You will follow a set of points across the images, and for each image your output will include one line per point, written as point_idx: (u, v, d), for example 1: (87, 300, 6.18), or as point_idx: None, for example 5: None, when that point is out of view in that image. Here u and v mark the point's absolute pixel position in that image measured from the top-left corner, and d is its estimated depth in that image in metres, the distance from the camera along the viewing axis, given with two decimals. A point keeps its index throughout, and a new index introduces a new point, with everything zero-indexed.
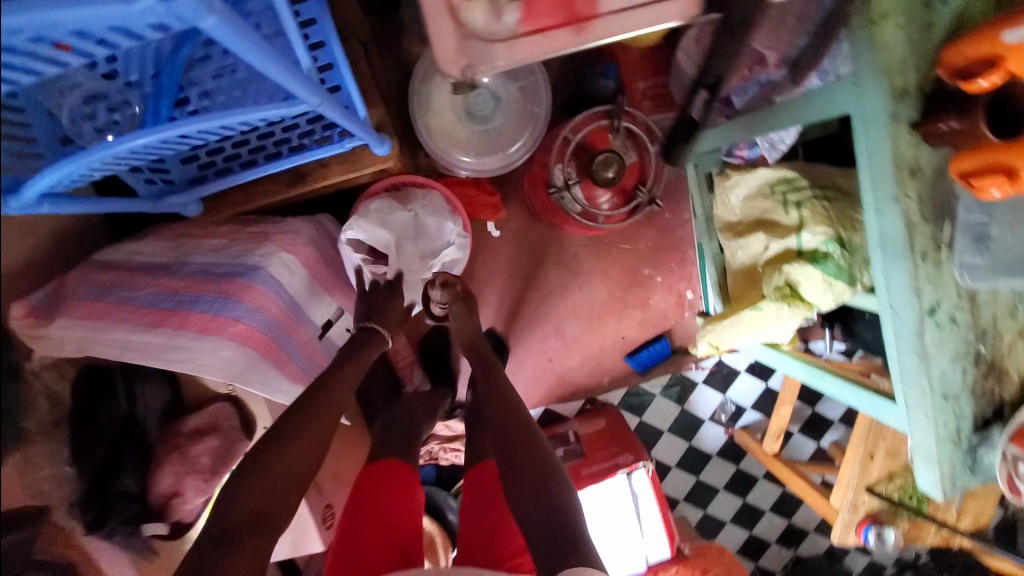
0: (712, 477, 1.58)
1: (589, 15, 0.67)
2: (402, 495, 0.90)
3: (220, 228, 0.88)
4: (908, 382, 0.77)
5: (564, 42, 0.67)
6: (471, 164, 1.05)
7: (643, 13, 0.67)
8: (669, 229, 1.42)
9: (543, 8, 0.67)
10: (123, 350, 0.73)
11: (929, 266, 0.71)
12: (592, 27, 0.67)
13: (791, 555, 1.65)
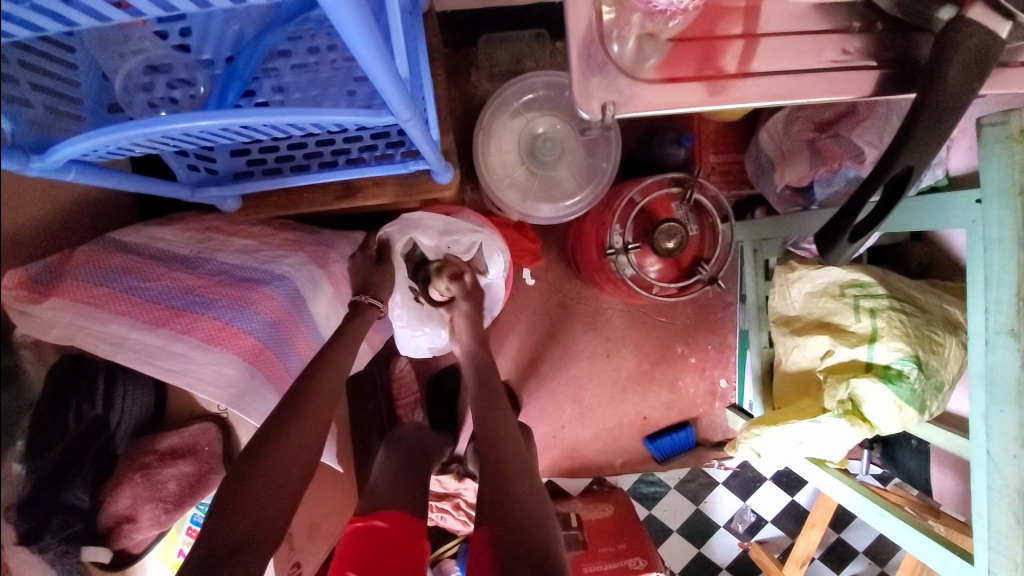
0: None
1: (740, 73, 0.59)
2: (404, 551, 0.79)
3: (252, 229, 0.81)
4: (1005, 545, 0.68)
5: (690, 99, 0.59)
6: (524, 208, 1.00)
7: (807, 80, 0.59)
8: (710, 309, 1.34)
9: (682, 60, 0.61)
10: (119, 343, 0.65)
11: None
12: (737, 86, 0.59)
13: None
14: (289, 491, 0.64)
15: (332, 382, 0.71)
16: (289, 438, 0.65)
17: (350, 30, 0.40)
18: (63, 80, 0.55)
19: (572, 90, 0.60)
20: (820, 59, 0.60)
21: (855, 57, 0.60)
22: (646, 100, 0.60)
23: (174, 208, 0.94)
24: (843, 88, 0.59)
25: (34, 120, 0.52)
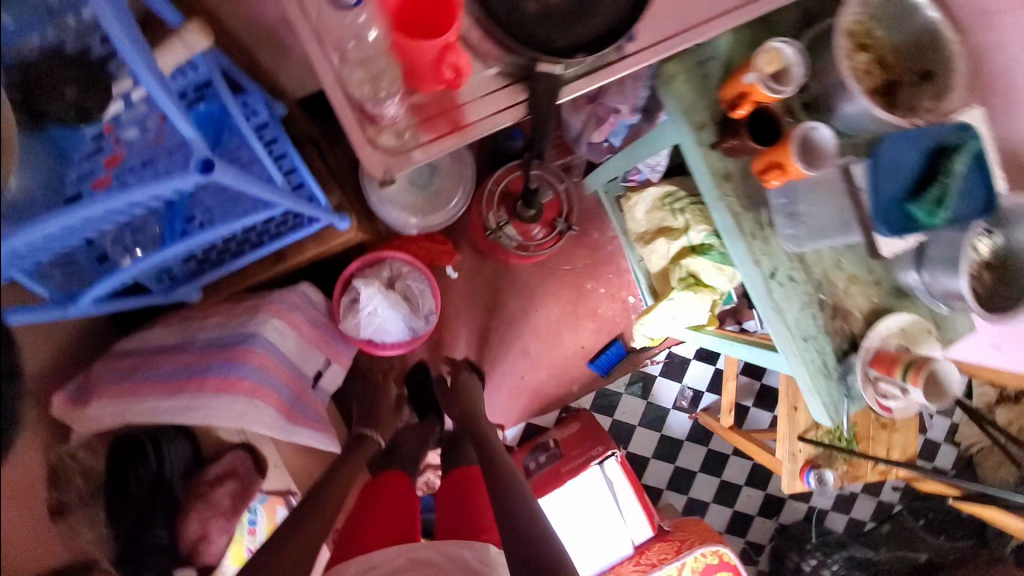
0: (688, 461, 1.82)
1: (457, 127, 0.70)
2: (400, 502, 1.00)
3: (217, 309, 1.06)
4: (776, 334, 0.92)
5: (447, 146, 0.71)
6: (419, 223, 1.28)
7: (502, 93, 0.70)
8: (599, 246, 1.64)
9: (433, 122, 0.71)
10: (181, 416, 0.88)
11: (758, 243, 0.89)
12: (471, 126, 0.71)
13: (775, 524, 1.90)
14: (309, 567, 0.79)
15: (325, 504, 0.93)
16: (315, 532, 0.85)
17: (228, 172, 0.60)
18: (66, 267, 0.76)
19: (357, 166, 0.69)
20: (512, 97, 0.71)
21: (518, 92, 0.71)
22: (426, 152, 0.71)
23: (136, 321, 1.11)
24: (507, 117, 0.71)
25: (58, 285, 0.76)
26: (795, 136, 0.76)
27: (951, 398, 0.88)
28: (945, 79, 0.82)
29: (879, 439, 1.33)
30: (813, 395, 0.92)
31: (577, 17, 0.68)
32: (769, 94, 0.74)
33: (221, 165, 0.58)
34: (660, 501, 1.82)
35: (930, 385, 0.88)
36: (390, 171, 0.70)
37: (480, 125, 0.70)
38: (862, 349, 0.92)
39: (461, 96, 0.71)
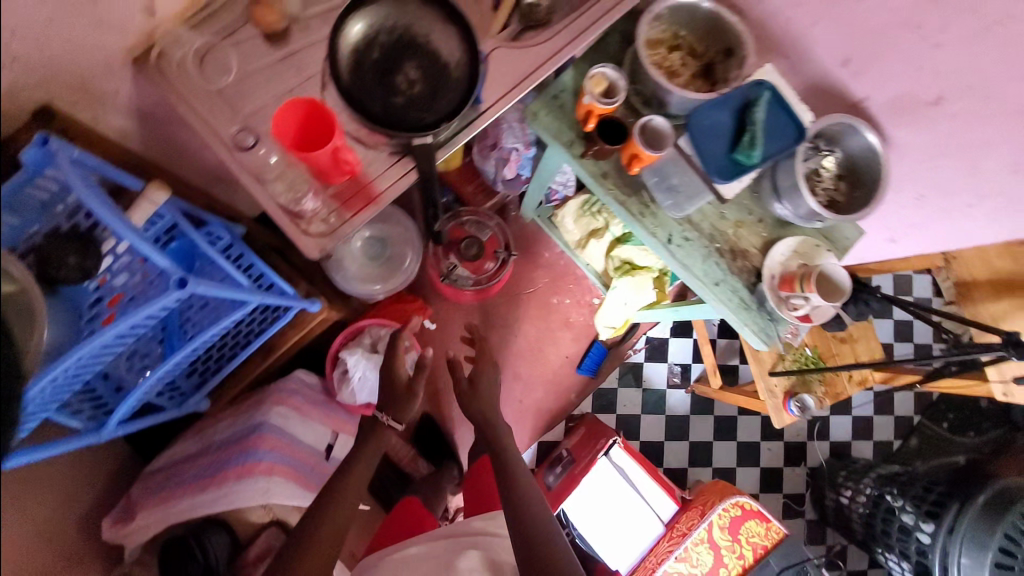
0: (701, 434, 1.88)
1: (372, 201, 0.86)
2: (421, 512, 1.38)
3: (225, 411, 1.20)
4: (692, 288, 1.08)
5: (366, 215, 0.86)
6: (383, 288, 1.45)
7: (395, 164, 0.87)
8: (553, 263, 1.78)
9: (351, 201, 0.85)
10: (212, 505, 1.00)
11: (649, 219, 1.07)
12: (382, 195, 0.86)
13: (805, 470, 1.94)
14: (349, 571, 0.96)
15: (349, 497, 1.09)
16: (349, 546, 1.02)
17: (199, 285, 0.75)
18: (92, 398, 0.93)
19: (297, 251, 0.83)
20: (402, 170, 0.87)
21: (398, 157, 0.87)
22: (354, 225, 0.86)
23: (158, 444, 1.23)
24: (404, 181, 0.87)
25: (87, 416, 0.91)
26: (637, 129, 0.93)
27: (847, 292, 1.02)
28: (742, 51, 1.00)
29: (844, 353, 1.42)
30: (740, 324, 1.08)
31: (434, 95, 0.85)
32: (601, 108, 0.95)
33: (193, 278, 0.73)
34: (689, 480, 1.86)
35: (823, 287, 1.02)
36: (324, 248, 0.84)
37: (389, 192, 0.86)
38: (766, 277, 1.07)
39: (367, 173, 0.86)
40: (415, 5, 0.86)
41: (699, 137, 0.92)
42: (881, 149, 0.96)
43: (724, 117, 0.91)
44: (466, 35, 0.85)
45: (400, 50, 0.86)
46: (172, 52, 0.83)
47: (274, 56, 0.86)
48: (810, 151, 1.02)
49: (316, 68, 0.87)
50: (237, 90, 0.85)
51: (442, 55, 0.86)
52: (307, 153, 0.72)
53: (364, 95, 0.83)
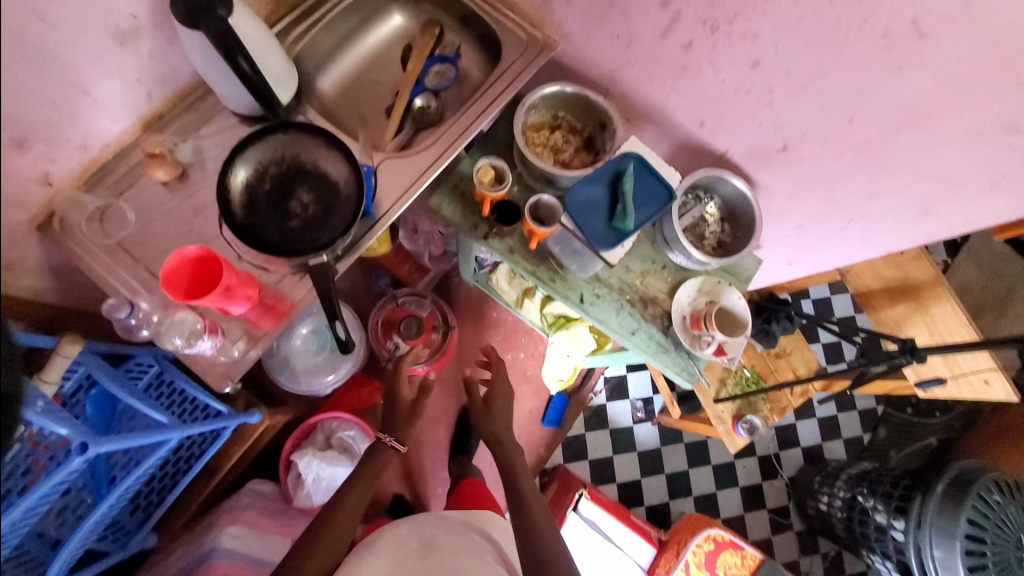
0: (676, 464, 1.80)
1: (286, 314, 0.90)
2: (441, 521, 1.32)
3: (176, 541, 1.16)
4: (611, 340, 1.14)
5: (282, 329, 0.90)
6: (334, 379, 1.43)
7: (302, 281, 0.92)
8: (500, 322, 1.70)
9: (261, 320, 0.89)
10: None
11: (558, 283, 1.13)
12: (294, 310, 0.91)
13: (785, 481, 1.87)
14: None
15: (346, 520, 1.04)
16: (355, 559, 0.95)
17: (103, 443, 0.75)
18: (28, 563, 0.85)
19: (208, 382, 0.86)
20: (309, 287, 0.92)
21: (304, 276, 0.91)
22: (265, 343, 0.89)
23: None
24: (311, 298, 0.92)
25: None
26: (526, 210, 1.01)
27: (747, 326, 1.09)
28: (612, 126, 1.12)
29: (781, 369, 1.45)
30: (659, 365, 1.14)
31: (329, 215, 0.90)
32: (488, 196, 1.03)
33: (94, 442, 0.74)
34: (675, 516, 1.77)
35: (725, 322, 1.10)
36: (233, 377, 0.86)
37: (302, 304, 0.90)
38: (677, 319, 1.13)
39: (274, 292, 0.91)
40: (297, 135, 0.92)
41: (577, 214, 0.99)
42: (752, 195, 1.05)
43: (598, 195, 1.00)
44: (349, 156, 0.91)
45: (291, 178, 0.91)
46: (72, 215, 0.88)
47: (172, 201, 0.91)
48: (694, 202, 1.12)
49: (213, 206, 0.92)
50: (135, 239, 0.89)
51: (332, 176, 0.92)
52: (198, 299, 0.75)
53: (262, 227, 0.88)
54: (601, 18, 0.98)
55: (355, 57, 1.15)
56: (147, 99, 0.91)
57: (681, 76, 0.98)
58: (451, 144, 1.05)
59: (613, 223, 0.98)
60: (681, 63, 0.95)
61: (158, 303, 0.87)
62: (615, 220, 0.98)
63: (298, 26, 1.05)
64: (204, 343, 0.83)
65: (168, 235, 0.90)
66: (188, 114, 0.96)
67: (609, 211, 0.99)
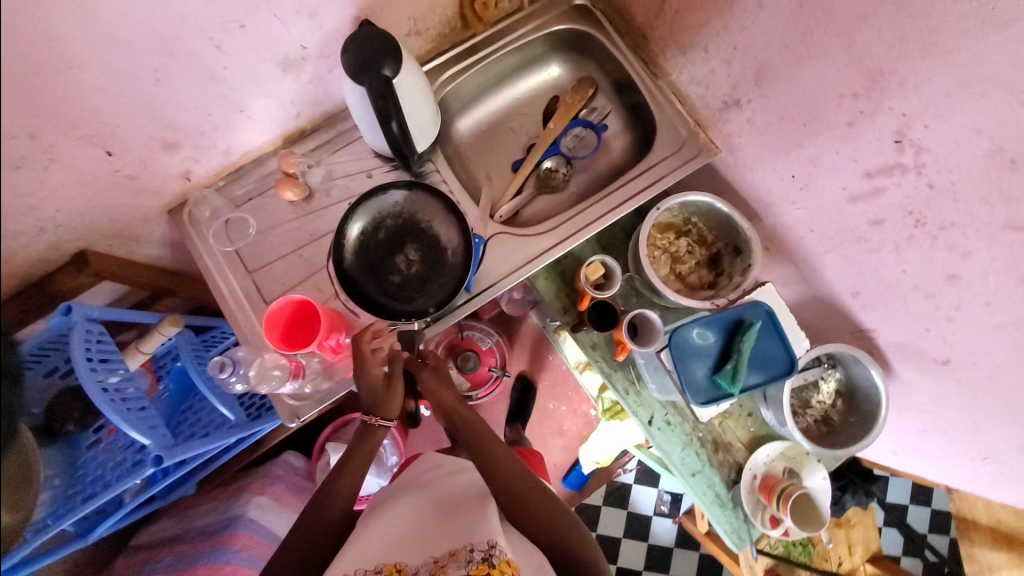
0: (682, 568, 1.73)
1: None
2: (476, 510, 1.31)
3: (212, 494, 1.27)
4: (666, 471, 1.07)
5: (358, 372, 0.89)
6: None
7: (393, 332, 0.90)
8: (556, 369, 1.64)
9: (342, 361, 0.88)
10: None
11: (632, 396, 1.06)
12: None
13: None
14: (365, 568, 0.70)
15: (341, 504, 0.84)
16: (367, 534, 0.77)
17: (176, 457, 0.83)
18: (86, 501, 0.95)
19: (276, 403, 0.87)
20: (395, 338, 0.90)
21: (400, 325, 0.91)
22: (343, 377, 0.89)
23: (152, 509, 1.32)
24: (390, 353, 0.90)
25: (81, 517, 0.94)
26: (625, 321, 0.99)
27: (821, 524, 0.97)
28: (748, 256, 0.99)
29: (838, 541, 1.32)
30: (708, 516, 1.05)
31: (429, 280, 0.91)
32: (592, 294, 0.98)
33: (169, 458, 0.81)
34: None
35: (798, 511, 0.98)
36: (299, 413, 0.85)
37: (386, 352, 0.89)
38: (746, 478, 1.04)
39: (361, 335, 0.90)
40: (418, 193, 0.91)
41: (680, 355, 0.89)
42: (884, 392, 0.91)
43: (709, 342, 0.90)
44: (464, 226, 0.90)
45: (404, 235, 0.92)
46: (202, 210, 0.91)
47: (293, 221, 0.93)
48: (813, 364, 1.00)
49: (328, 236, 0.93)
50: (251, 250, 0.91)
51: (442, 241, 0.92)
52: (295, 350, 0.76)
53: (365, 277, 0.89)
54: (781, 152, 0.86)
55: (497, 102, 1.11)
56: (296, 118, 0.91)
57: (852, 244, 0.84)
58: (571, 234, 0.98)
59: (716, 377, 0.89)
60: (858, 232, 0.81)
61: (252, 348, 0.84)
62: (721, 375, 0.88)
63: (454, 65, 1.00)
64: (287, 387, 0.82)
65: (280, 252, 0.91)
66: (328, 135, 0.95)
67: (715, 363, 0.90)
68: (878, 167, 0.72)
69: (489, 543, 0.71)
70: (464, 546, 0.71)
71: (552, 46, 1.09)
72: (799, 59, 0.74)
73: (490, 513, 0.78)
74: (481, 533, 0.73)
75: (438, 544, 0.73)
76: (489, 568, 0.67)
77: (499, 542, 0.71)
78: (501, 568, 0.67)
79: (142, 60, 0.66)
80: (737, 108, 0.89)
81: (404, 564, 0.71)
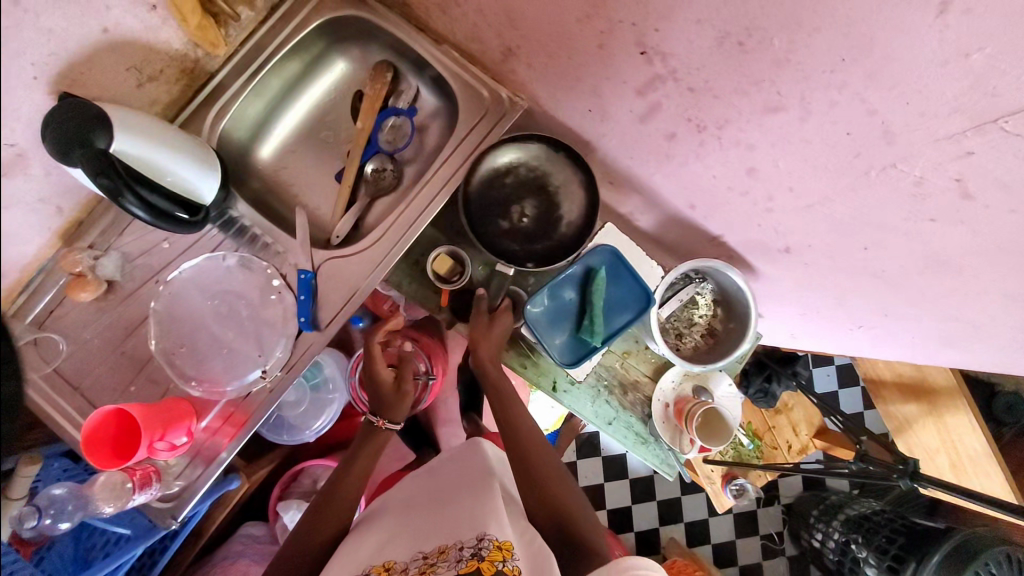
0: (668, 490, 1.79)
1: (238, 426, 0.85)
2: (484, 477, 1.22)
3: None
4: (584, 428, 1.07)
5: (230, 444, 0.84)
6: (319, 428, 1.36)
7: (256, 396, 0.85)
8: None
9: (211, 443, 0.84)
10: None
11: (529, 368, 1.04)
12: (245, 416, 0.85)
13: (781, 509, 1.82)
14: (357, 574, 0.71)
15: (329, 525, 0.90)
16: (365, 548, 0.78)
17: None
18: None
19: (150, 506, 0.83)
20: (261, 398, 0.85)
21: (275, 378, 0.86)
22: (219, 455, 0.84)
23: None
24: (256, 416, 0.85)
25: None
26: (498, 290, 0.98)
27: (722, 437, 0.99)
28: None
29: (780, 426, 1.35)
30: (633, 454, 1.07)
31: (536, 236, 0.97)
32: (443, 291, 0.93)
33: None
34: (663, 540, 1.78)
35: (706, 428, 1.00)
36: (177, 512, 0.82)
37: (258, 413, 0.85)
38: (658, 409, 1.04)
39: (223, 404, 0.85)
40: (562, 159, 0.92)
41: (541, 324, 0.87)
42: (748, 291, 0.90)
43: (567, 300, 0.89)
44: (589, 205, 0.92)
45: (528, 185, 0.95)
46: None
47: (101, 319, 0.86)
48: (685, 283, 0.97)
49: (148, 323, 0.86)
50: (73, 368, 0.85)
51: (561, 212, 0.95)
52: (123, 461, 0.72)
53: (481, 219, 0.96)
54: (570, 90, 0.80)
55: (295, 119, 1.02)
56: (60, 214, 0.82)
57: (666, 161, 0.80)
58: (401, 236, 0.91)
59: (580, 334, 0.88)
60: (665, 148, 0.77)
61: (72, 486, 0.86)
62: (583, 330, 0.88)
63: (222, 98, 0.91)
64: (139, 499, 0.77)
65: (103, 359, 0.85)
66: (109, 218, 0.86)
67: (577, 319, 0.89)
68: (645, 83, 0.67)
69: (478, 539, 0.69)
70: (454, 543, 0.70)
71: (330, 41, 1.00)
72: None
73: (494, 506, 0.77)
74: (472, 529, 0.71)
75: (429, 541, 0.73)
76: (480, 561, 0.64)
77: (490, 533, 0.70)
78: (492, 557, 0.65)
79: None
80: (514, 56, 0.83)
81: (393, 564, 0.71)
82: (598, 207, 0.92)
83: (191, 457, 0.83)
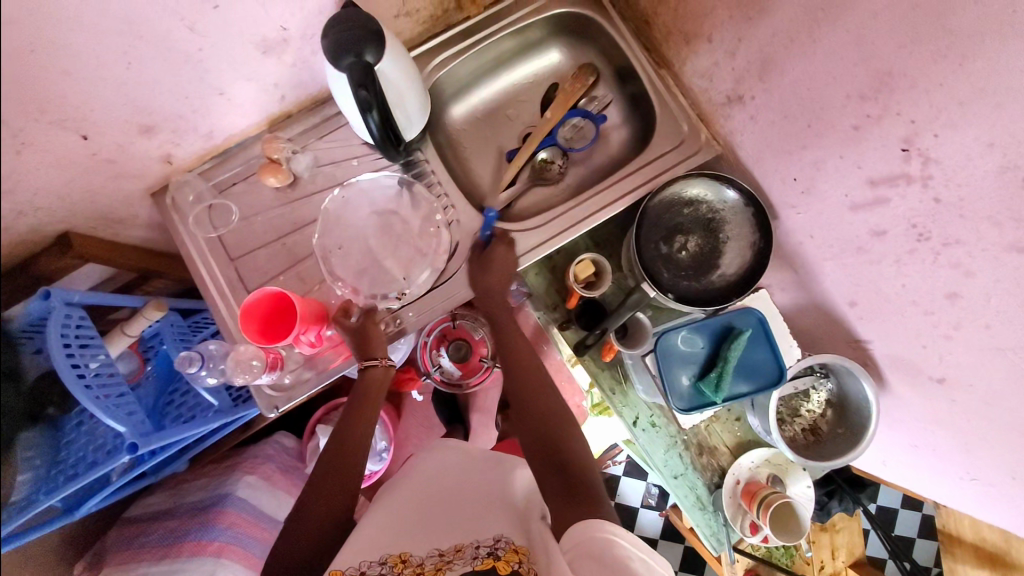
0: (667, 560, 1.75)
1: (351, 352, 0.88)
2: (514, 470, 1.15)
3: (202, 469, 1.23)
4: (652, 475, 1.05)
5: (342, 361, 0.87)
6: None
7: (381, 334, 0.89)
8: None
9: (326, 355, 0.87)
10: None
11: (617, 396, 1.03)
12: None
13: None
14: (372, 559, 0.63)
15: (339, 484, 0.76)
16: (367, 528, 0.68)
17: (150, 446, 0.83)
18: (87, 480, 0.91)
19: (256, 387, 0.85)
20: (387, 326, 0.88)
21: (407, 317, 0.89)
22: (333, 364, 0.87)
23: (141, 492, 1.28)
24: None
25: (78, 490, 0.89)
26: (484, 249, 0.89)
27: (790, 531, 0.96)
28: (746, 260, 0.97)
29: (820, 543, 1.31)
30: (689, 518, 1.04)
31: (690, 276, 0.96)
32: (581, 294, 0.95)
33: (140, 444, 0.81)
34: None
35: (775, 520, 0.96)
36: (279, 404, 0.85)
37: None
38: (729, 481, 1.03)
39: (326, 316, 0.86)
40: (746, 212, 0.92)
41: (669, 361, 0.88)
42: (875, 405, 0.88)
43: (699, 348, 0.89)
44: (755, 267, 0.93)
45: (701, 224, 0.95)
46: (183, 194, 0.88)
47: (275, 204, 0.91)
48: (805, 373, 0.97)
49: (312, 224, 0.91)
50: (234, 237, 0.89)
51: (722, 261, 0.95)
52: (270, 340, 0.76)
53: (646, 238, 0.95)
54: (783, 154, 0.83)
55: (494, 88, 1.07)
56: (280, 102, 0.89)
57: (851, 254, 0.80)
58: (560, 231, 0.94)
59: (702, 385, 0.88)
60: (860, 241, 0.78)
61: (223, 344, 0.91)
62: (706, 382, 0.87)
63: (451, 49, 0.97)
64: (264, 379, 0.82)
65: (263, 240, 0.90)
66: (314, 120, 0.93)
67: (701, 369, 0.89)
68: (884, 175, 0.69)
69: (494, 538, 0.65)
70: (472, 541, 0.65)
71: (553, 31, 1.05)
72: (813, 58, 0.72)
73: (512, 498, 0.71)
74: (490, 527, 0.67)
75: (447, 536, 0.67)
76: (496, 561, 0.62)
77: (507, 535, 0.65)
78: (508, 559, 0.62)
79: (110, 44, 0.63)
80: (739, 104, 0.87)
81: (410, 555, 0.65)
82: (761, 272, 0.92)
83: (307, 359, 0.87)
